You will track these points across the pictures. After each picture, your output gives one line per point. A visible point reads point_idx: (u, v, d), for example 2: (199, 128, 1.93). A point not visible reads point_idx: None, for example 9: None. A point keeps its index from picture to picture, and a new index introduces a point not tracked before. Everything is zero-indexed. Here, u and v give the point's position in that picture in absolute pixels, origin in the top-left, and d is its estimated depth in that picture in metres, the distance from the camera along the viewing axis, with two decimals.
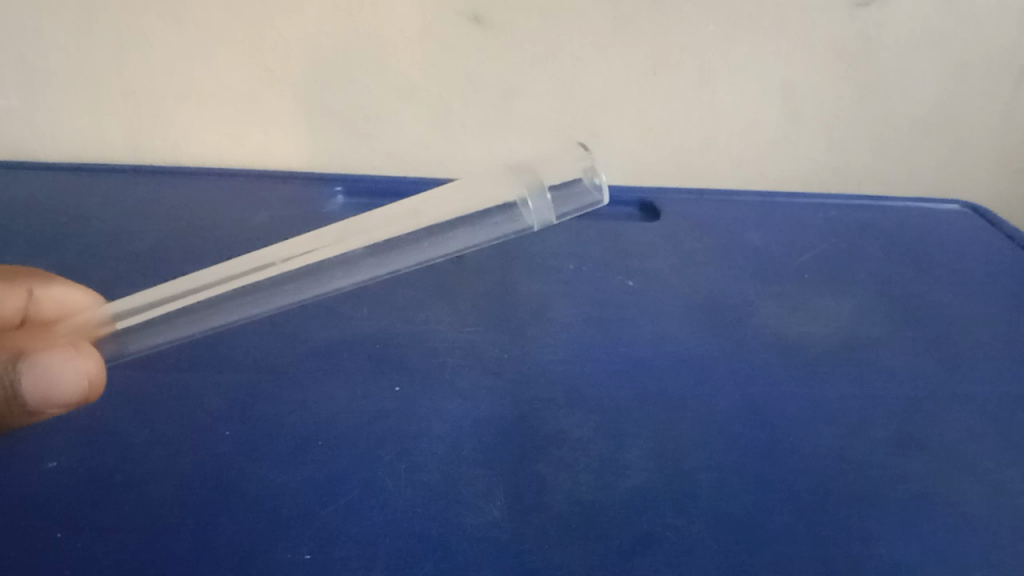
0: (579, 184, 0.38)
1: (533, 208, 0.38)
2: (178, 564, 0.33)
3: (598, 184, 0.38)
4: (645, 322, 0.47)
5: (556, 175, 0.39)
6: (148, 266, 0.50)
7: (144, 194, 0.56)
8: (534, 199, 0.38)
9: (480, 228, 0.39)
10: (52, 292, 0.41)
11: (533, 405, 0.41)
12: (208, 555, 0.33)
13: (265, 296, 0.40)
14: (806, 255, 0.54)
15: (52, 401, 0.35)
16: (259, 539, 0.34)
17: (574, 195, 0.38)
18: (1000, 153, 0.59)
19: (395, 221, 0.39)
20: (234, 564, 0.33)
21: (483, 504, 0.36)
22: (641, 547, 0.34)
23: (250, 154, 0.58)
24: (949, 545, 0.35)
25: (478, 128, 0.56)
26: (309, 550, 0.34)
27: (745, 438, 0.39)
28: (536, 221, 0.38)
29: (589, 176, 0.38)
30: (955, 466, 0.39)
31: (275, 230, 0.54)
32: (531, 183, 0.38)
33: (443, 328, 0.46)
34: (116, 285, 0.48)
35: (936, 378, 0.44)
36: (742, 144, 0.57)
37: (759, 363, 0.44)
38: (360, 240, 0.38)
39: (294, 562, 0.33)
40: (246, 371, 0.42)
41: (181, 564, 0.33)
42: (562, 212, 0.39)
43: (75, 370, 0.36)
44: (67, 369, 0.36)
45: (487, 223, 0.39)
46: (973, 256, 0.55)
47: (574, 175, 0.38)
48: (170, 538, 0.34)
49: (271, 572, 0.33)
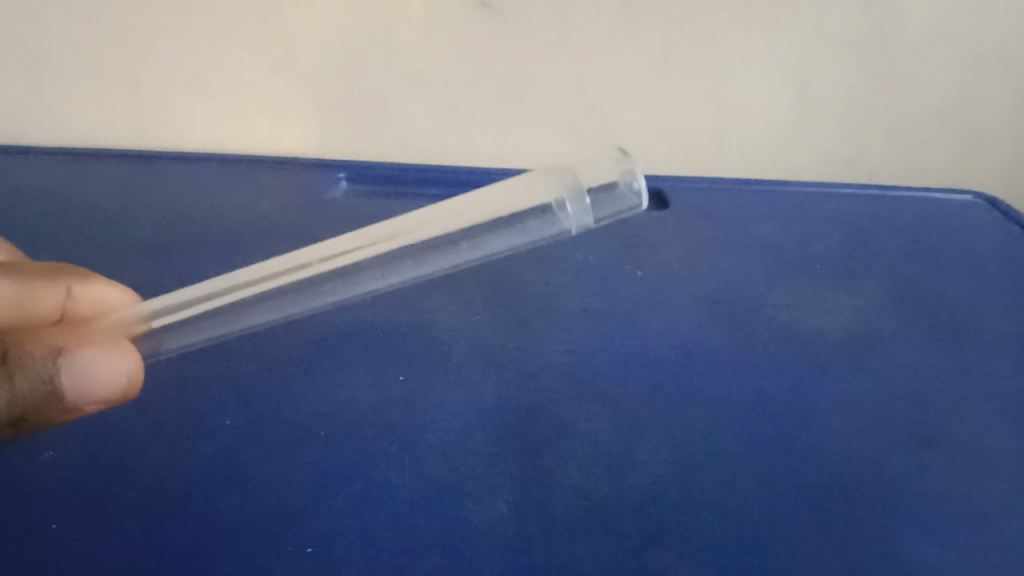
0: (615, 188, 0.38)
1: (572, 213, 0.37)
2: (177, 559, 0.33)
3: (637, 189, 0.37)
4: (655, 314, 0.46)
5: (593, 176, 0.38)
6: (150, 258, 0.50)
7: (146, 182, 0.56)
8: (572, 202, 0.37)
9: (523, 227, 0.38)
10: (85, 294, 0.38)
11: (539, 397, 0.40)
12: (210, 549, 0.34)
13: (299, 296, 0.38)
14: (818, 247, 0.53)
15: (82, 400, 0.34)
16: (262, 532, 0.34)
17: (611, 199, 0.38)
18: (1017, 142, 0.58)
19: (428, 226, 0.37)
20: (239, 561, 0.33)
21: (489, 498, 0.35)
22: (647, 543, 0.34)
23: (254, 143, 0.57)
24: (957, 545, 0.35)
25: (486, 119, 0.55)
26: (311, 544, 0.34)
27: (757, 433, 0.39)
28: (574, 224, 0.37)
29: (627, 179, 0.38)
30: (967, 464, 0.38)
31: (276, 218, 0.54)
32: (570, 185, 0.37)
33: (448, 317, 0.45)
34: (119, 269, 0.49)
35: (951, 373, 0.43)
36: (753, 135, 0.57)
37: (771, 357, 0.44)
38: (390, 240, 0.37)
39: (295, 556, 0.33)
40: (247, 360, 0.41)
41: (181, 559, 0.33)
42: (599, 217, 0.38)
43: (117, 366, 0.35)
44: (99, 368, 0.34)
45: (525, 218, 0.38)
46: (985, 249, 0.54)
47: (612, 179, 0.38)
48: (172, 533, 0.34)
49: (273, 567, 0.33)
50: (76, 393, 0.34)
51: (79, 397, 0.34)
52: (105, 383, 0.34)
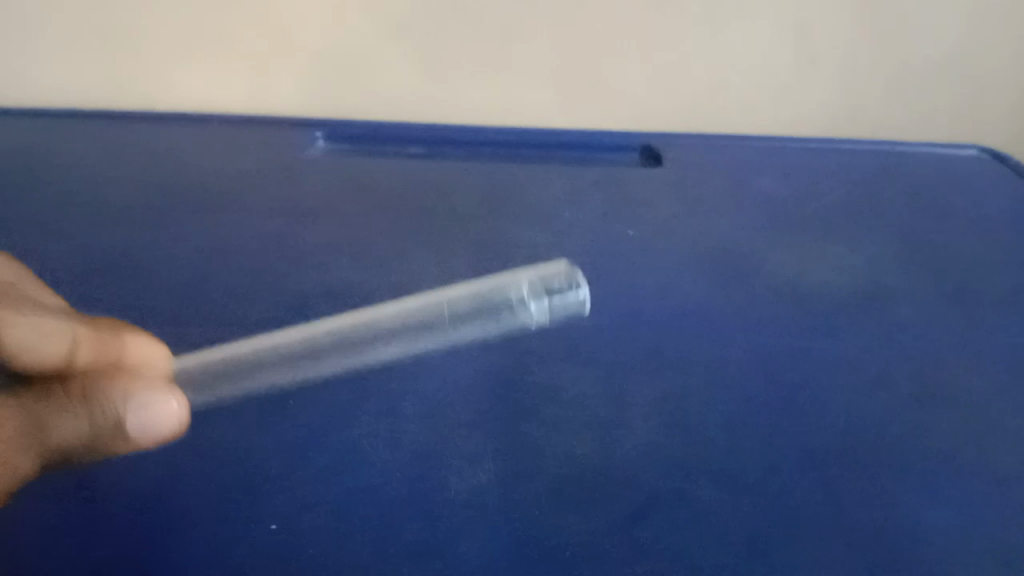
0: None
1: None
2: (137, 543, 0.31)
3: None
4: (649, 273, 0.44)
5: None
6: (110, 220, 0.45)
7: (118, 142, 0.52)
8: None
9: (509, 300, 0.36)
10: (135, 342, 0.31)
11: (526, 360, 0.38)
12: (169, 529, 0.31)
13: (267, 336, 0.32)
14: (818, 202, 0.51)
15: (147, 434, 0.27)
16: (225, 508, 0.32)
17: None
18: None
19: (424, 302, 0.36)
20: (199, 537, 0.31)
21: (468, 467, 0.33)
22: (637, 514, 0.32)
23: (233, 100, 0.55)
24: (968, 510, 0.33)
25: (474, 74, 0.53)
26: (276, 521, 0.31)
27: (756, 396, 0.37)
28: None
29: None
30: (978, 427, 0.36)
31: (252, 178, 0.49)
32: None
33: (429, 279, 0.42)
34: (77, 232, 0.44)
35: (959, 332, 0.41)
36: (754, 90, 0.54)
37: (771, 316, 0.42)
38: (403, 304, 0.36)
39: (259, 535, 0.31)
40: (213, 323, 0.38)
41: (140, 544, 0.31)
42: None
43: (164, 388, 0.28)
44: (156, 387, 0.27)
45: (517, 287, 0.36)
46: (993, 204, 0.52)
47: None
48: (132, 515, 0.31)
49: (234, 547, 0.30)
50: (145, 425, 0.27)
51: (144, 429, 0.27)
52: (155, 411, 0.27)
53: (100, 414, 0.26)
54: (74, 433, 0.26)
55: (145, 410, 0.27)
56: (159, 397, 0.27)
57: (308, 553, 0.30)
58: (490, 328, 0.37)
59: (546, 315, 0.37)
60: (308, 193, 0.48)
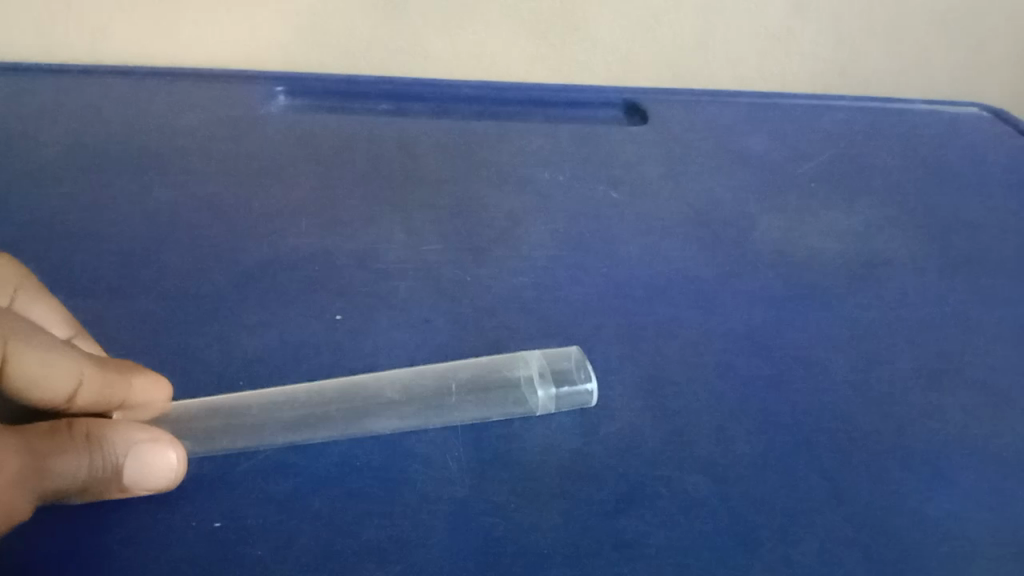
0: None
1: None
2: (58, 547, 0.27)
3: None
4: (631, 239, 0.41)
5: None
6: (44, 186, 0.41)
7: (50, 99, 0.47)
8: None
9: (517, 383, 0.33)
10: (143, 381, 0.30)
11: (497, 336, 0.35)
12: (97, 530, 0.27)
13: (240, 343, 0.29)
14: (811, 164, 0.48)
15: (142, 483, 0.27)
16: (161, 503, 0.28)
17: None
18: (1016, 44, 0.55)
19: (434, 376, 0.33)
20: (132, 538, 0.27)
21: (437, 456, 0.30)
22: (621, 505, 0.29)
23: (179, 51, 0.50)
24: (977, 494, 0.31)
25: (443, 23, 0.50)
26: (220, 518, 0.28)
27: (746, 374, 0.34)
28: None
29: None
30: (981, 401, 0.34)
31: (201, 138, 0.45)
32: None
33: (395, 246, 0.39)
34: (7, 200, 0.40)
35: (957, 300, 0.39)
36: (740, 38, 0.52)
37: (761, 286, 0.39)
38: (407, 374, 0.33)
39: (201, 534, 0.27)
40: (157, 298, 0.35)
41: (63, 547, 0.27)
42: None
43: (163, 437, 0.28)
44: (156, 436, 0.27)
45: (529, 362, 0.33)
46: (993, 164, 0.50)
47: None
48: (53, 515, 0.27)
49: (171, 548, 0.27)
50: (145, 472, 0.27)
51: (140, 478, 0.27)
52: (156, 461, 0.27)
53: (102, 463, 0.26)
54: (71, 481, 0.26)
55: (147, 459, 0.27)
56: (161, 446, 0.27)
57: (257, 552, 0.27)
58: (488, 412, 0.32)
59: (552, 400, 0.32)
60: (263, 153, 0.44)
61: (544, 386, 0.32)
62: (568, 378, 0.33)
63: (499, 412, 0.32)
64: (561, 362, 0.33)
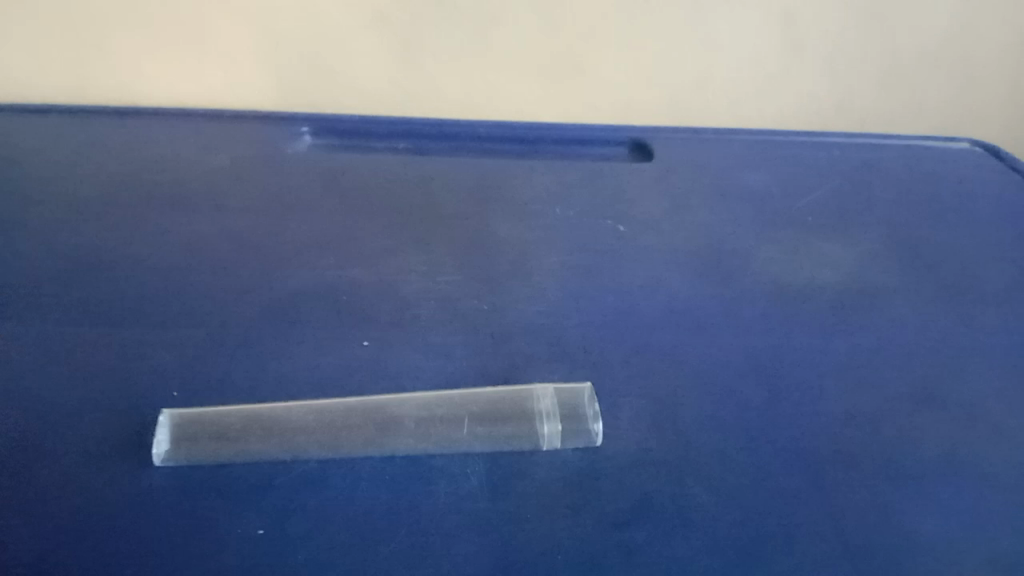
0: None
1: None
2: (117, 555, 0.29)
3: None
4: (636, 269, 0.44)
5: None
6: (86, 221, 0.43)
7: (86, 139, 0.49)
8: None
9: (529, 416, 0.35)
10: None
11: (512, 361, 0.38)
12: (151, 539, 0.30)
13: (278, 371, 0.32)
14: (808, 198, 0.50)
15: None
16: (209, 513, 0.31)
17: None
18: (1002, 84, 0.58)
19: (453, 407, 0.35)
20: (182, 547, 0.30)
21: (457, 471, 0.33)
22: (628, 518, 0.32)
23: (206, 93, 0.53)
24: (960, 508, 0.33)
25: (456, 65, 0.53)
26: (262, 526, 0.30)
27: (746, 395, 0.37)
28: None
29: None
30: (967, 422, 0.37)
31: (230, 174, 0.48)
32: None
33: (416, 276, 0.42)
34: (52, 235, 0.42)
35: (947, 327, 0.42)
36: (737, 76, 0.55)
37: (760, 314, 0.41)
38: (427, 406, 0.35)
39: (245, 540, 0.30)
40: (194, 325, 0.38)
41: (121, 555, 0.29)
42: None
43: None
44: None
45: (542, 400, 0.35)
46: (983, 197, 0.52)
47: None
48: (112, 526, 0.30)
49: (218, 553, 0.29)
50: None
51: None
52: None
53: None
54: None
55: None
56: None
57: (296, 557, 0.30)
58: (498, 445, 0.34)
59: (559, 435, 0.34)
60: (289, 189, 0.47)
61: (553, 422, 0.34)
62: (577, 417, 0.35)
63: (507, 445, 0.34)
64: (573, 403, 0.35)
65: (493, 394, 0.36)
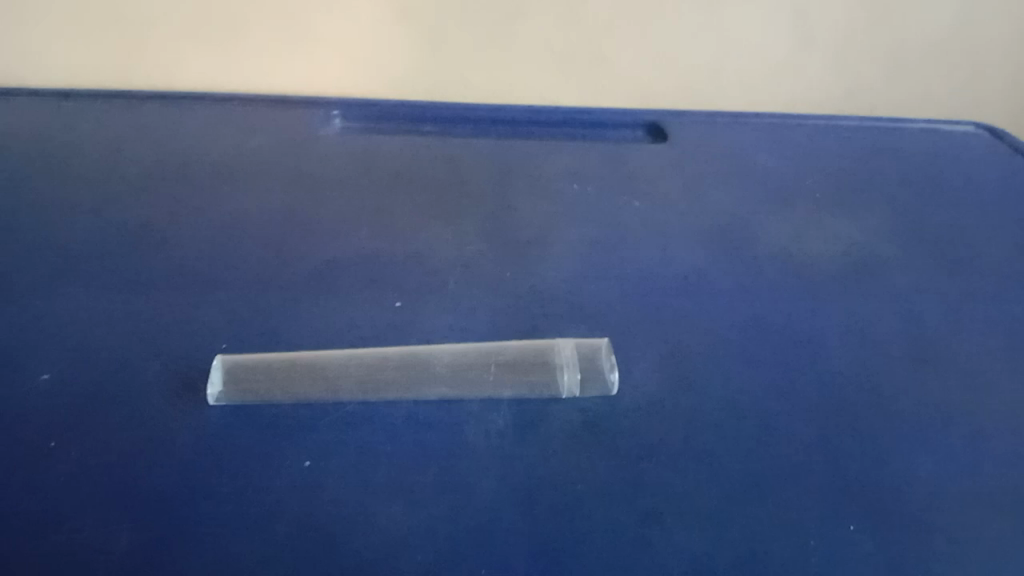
0: None
1: None
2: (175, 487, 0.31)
3: None
4: (651, 243, 0.46)
5: None
6: (137, 197, 0.46)
7: (132, 122, 0.52)
8: None
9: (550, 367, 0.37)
10: None
11: (536, 324, 0.40)
12: (209, 470, 0.32)
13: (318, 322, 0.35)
14: (818, 176, 0.52)
15: None
16: (260, 446, 0.33)
17: None
18: (1010, 67, 0.59)
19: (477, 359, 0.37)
20: (239, 476, 0.32)
21: (487, 414, 0.35)
22: (646, 456, 0.34)
23: (242, 79, 0.56)
24: (956, 454, 0.35)
25: (480, 52, 0.55)
26: (308, 458, 0.33)
27: (754, 357, 0.39)
28: None
29: None
30: (962, 381, 0.39)
31: (268, 154, 0.51)
32: None
33: (443, 248, 0.45)
34: (107, 210, 0.45)
35: (945, 297, 0.44)
36: (751, 61, 0.57)
37: (769, 285, 0.44)
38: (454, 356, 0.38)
39: (294, 470, 0.32)
40: (241, 289, 0.41)
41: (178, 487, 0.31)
42: None
43: None
44: None
45: (563, 350, 0.38)
46: (988, 175, 0.54)
47: None
48: (172, 461, 0.32)
49: (269, 481, 0.32)
50: None
51: None
52: None
53: None
54: None
55: None
56: None
57: (340, 485, 0.32)
58: (522, 393, 0.36)
59: (579, 383, 0.36)
60: (324, 168, 0.50)
61: (573, 371, 0.37)
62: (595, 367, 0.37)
63: (530, 392, 0.36)
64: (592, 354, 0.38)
65: (516, 345, 0.38)
